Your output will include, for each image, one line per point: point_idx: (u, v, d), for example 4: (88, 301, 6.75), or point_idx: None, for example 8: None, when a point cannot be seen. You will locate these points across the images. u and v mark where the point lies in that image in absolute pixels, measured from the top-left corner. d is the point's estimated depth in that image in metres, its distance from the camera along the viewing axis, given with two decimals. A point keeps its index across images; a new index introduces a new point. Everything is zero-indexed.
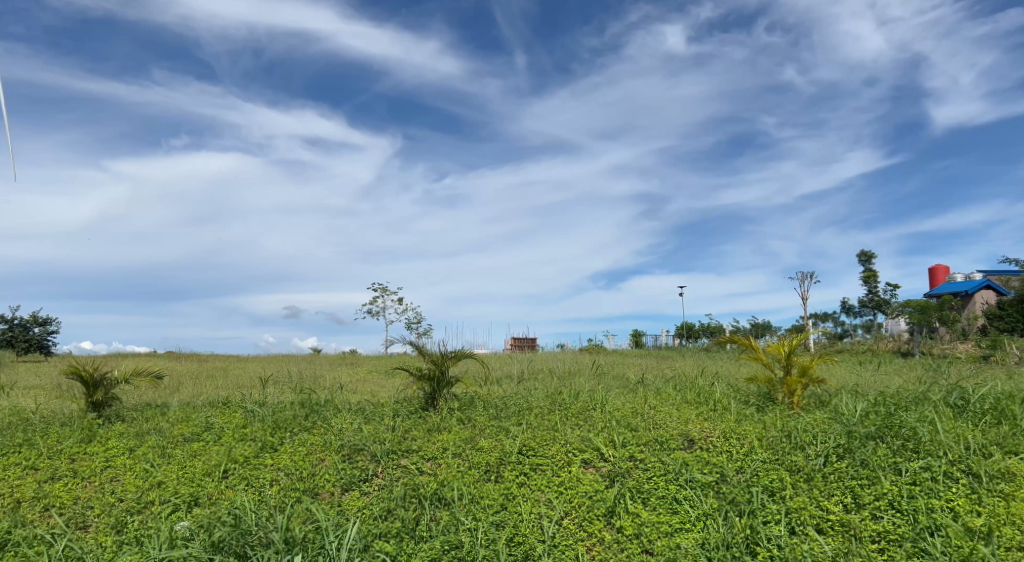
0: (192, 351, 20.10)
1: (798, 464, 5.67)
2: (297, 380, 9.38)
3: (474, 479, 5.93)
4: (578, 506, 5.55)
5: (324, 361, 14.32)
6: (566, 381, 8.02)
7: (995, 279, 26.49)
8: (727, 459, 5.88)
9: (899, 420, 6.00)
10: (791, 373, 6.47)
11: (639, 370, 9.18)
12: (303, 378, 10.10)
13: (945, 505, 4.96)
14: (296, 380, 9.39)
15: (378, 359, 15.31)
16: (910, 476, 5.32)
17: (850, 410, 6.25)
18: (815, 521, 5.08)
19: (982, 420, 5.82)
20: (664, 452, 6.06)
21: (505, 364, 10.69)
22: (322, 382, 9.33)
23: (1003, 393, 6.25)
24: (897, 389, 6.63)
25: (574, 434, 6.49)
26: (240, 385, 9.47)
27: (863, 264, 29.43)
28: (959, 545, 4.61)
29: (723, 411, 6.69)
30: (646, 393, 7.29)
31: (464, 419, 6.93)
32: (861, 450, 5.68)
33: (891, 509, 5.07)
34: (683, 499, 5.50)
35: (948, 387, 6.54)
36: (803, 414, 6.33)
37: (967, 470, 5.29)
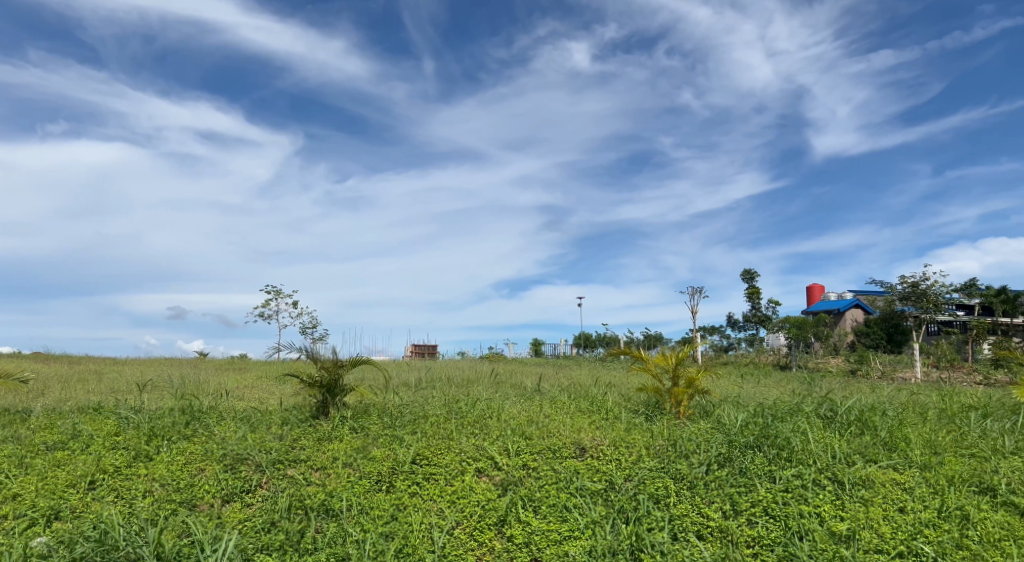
0: (51, 353, 18.50)
1: (681, 472, 5.88)
2: (179, 385, 8.87)
3: (364, 490, 5.79)
4: (470, 515, 5.53)
5: (208, 365, 13.64)
6: (464, 389, 7.97)
7: (868, 298, 28.79)
8: (616, 467, 6.01)
9: (775, 430, 6.31)
10: (678, 384, 6.63)
11: (538, 379, 9.23)
12: (186, 382, 9.57)
13: (813, 511, 5.28)
14: (178, 385, 8.89)
15: (263, 364, 14.69)
16: (783, 483, 5.62)
17: (731, 421, 6.51)
18: (696, 527, 5.28)
19: (848, 431, 6.21)
20: (556, 460, 6.13)
21: (402, 372, 10.46)
22: (206, 388, 8.89)
23: (867, 404, 6.68)
24: (774, 400, 6.96)
25: (468, 443, 6.45)
26: (115, 389, 8.86)
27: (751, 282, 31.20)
28: (824, 548, 4.92)
29: (614, 419, 6.83)
30: (542, 401, 7.34)
31: (356, 428, 6.74)
32: (740, 459, 5.95)
33: (765, 514, 5.34)
34: (573, 507, 5.58)
35: (819, 400, 6.92)
36: (688, 423, 6.51)
37: (833, 477, 5.65)
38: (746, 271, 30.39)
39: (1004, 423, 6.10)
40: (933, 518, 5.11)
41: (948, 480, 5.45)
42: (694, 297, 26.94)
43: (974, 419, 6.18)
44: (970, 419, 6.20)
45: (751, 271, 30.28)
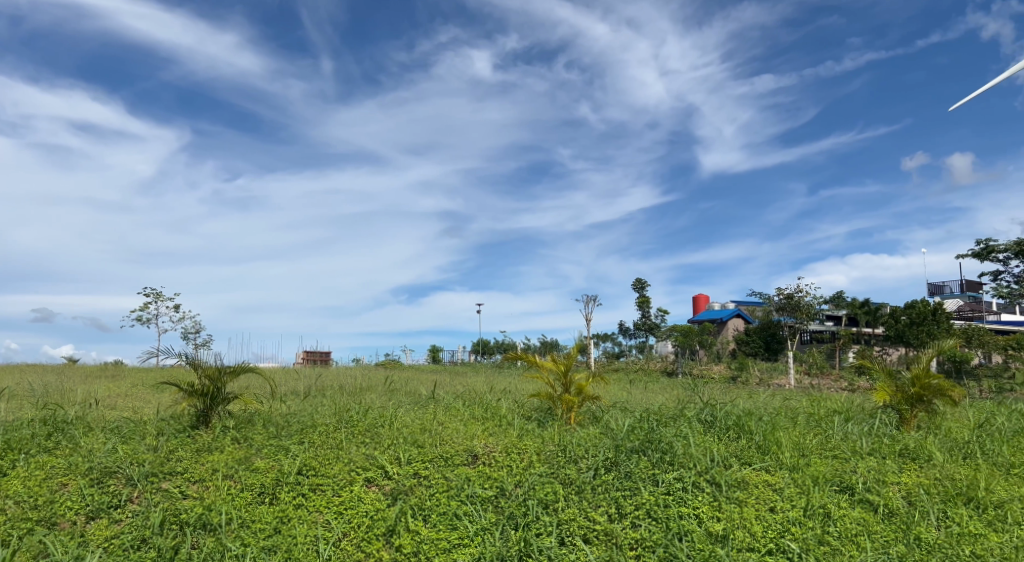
0: None
1: (570, 477, 5.98)
2: (40, 394, 8.24)
3: (246, 502, 5.57)
4: (358, 526, 5.42)
5: (73, 373, 12.72)
6: (356, 397, 7.81)
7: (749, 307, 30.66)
8: (507, 474, 6.05)
9: (659, 435, 6.52)
10: (569, 391, 6.73)
11: (434, 386, 9.18)
12: (48, 390, 8.89)
13: (692, 513, 5.51)
14: (38, 395, 8.24)
15: (136, 371, 13.91)
16: (665, 487, 5.83)
17: (618, 426, 6.68)
18: (583, 531, 5.39)
19: (726, 435, 6.51)
20: (448, 468, 6.10)
21: (293, 380, 10.15)
22: (71, 397, 8.30)
23: (745, 410, 7.03)
24: (659, 406, 7.20)
25: (358, 452, 6.32)
26: None
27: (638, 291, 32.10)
28: (702, 548, 5.13)
29: (507, 426, 6.86)
30: (436, 409, 7.29)
31: (239, 438, 6.48)
32: (626, 463, 6.12)
33: (648, 517, 5.52)
34: (463, 515, 5.57)
35: (701, 405, 7.22)
36: (578, 429, 6.63)
37: (711, 479, 5.90)
38: (638, 281, 31.61)
39: (862, 426, 6.59)
40: (799, 516, 5.43)
41: (814, 480, 5.80)
42: (587, 304, 27.33)
43: (837, 423, 6.64)
44: (833, 423, 6.65)
45: (642, 281, 31.49)
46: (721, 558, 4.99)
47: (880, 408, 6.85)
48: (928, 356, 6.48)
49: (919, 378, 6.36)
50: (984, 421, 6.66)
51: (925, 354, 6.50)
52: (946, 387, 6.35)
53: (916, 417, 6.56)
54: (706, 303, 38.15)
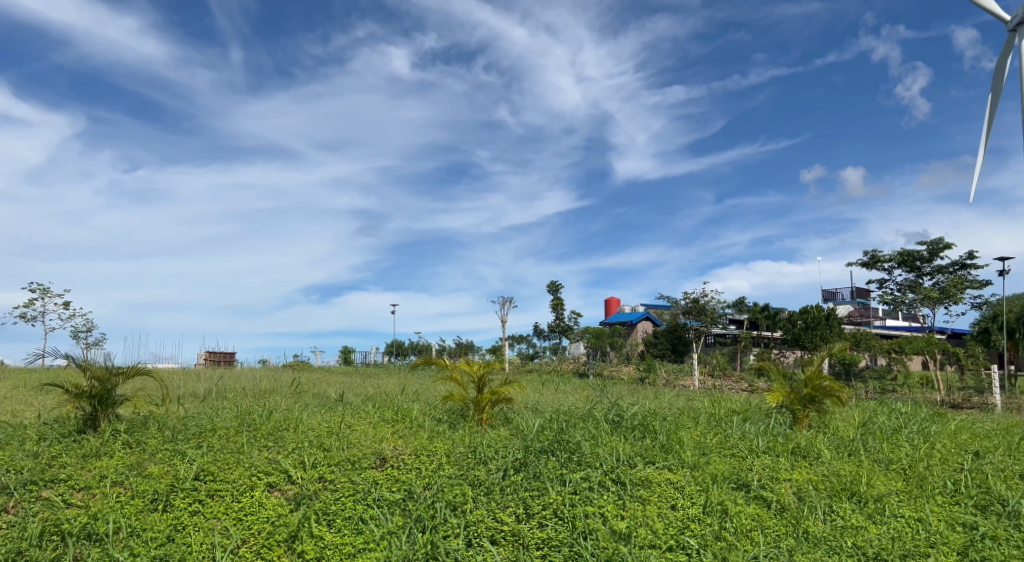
0: None
1: (479, 478, 5.99)
2: None
3: (136, 510, 5.30)
4: (257, 533, 5.24)
5: None
6: (260, 400, 7.59)
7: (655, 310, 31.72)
8: (416, 476, 6.00)
9: (567, 436, 6.62)
10: (482, 392, 6.76)
11: (343, 387, 9.03)
12: None
13: (597, 512, 5.62)
14: None
15: (11, 372, 13.07)
16: (572, 486, 5.92)
17: (528, 427, 6.74)
18: (490, 532, 5.40)
19: (632, 435, 6.67)
20: (355, 472, 5.99)
21: (192, 381, 9.77)
22: None
23: (649, 410, 7.23)
24: (569, 407, 7.31)
25: (260, 456, 6.13)
26: None
27: (552, 293, 32.61)
28: (606, 546, 5.22)
29: (418, 429, 6.81)
30: (344, 411, 7.16)
31: (131, 443, 6.18)
32: (534, 464, 6.18)
33: (555, 517, 5.59)
34: (369, 519, 5.48)
35: (608, 406, 7.38)
36: (488, 429, 6.65)
37: (616, 478, 6.04)
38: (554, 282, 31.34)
39: (758, 426, 6.91)
40: (698, 513, 5.62)
41: (713, 478, 6.02)
42: (504, 306, 27.50)
43: (736, 423, 6.93)
44: (732, 422, 6.94)
45: (556, 285, 32.02)
46: (624, 555, 5.09)
47: (775, 408, 7.21)
48: (821, 358, 6.85)
49: (812, 379, 6.71)
50: (867, 420, 7.11)
51: (817, 357, 6.87)
52: (835, 388, 6.72)
53: (807, 416, 6.93)
54: (618, 306, 39.36)
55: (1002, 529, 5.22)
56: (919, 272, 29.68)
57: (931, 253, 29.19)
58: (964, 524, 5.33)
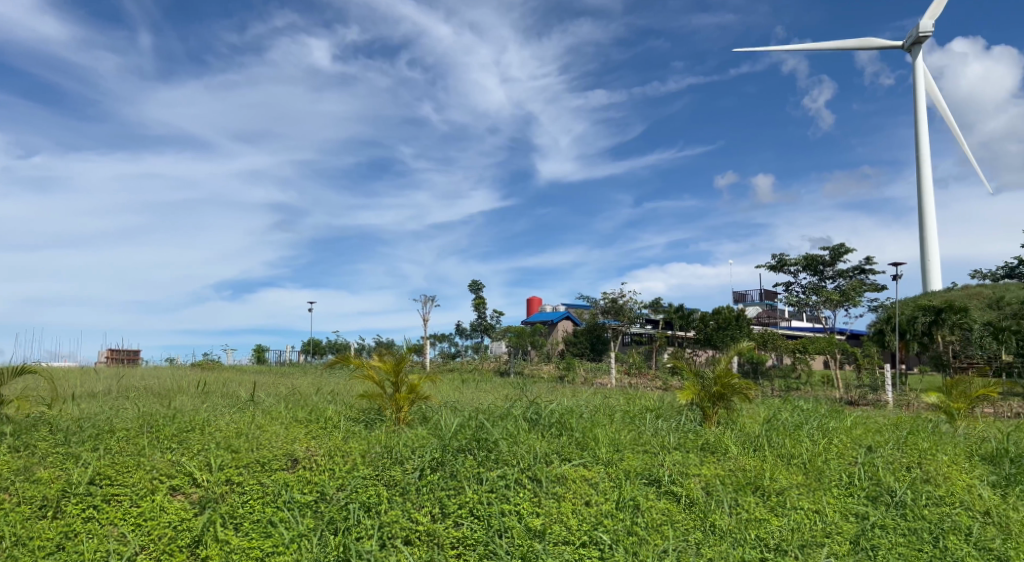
0: None
1: (394, 478, 5.92)
2: None
3: (22, 519, 4.99)
4: (158, 538, 5.02)
5: None
6: (165, 400, 7.28)
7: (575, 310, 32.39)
8: (329, 477, 5.88)
9: (485, 435, 6.63)
10: (400, 390, 6.70)
11: (254, 387, 8.77)
12: None
13: (513, 510, 5.64)
14: None
15: None
16: (488, 485, 5.93)
17: (446, 426, 6.71)
18: (404, 533, 5.34)
19: (550, 432, 6.74)
20: (265, 474, 5.82)
21: (89, 381, 9.26)
22: None
23: (567, 408, 7.33)
24: (488, 405, 7.30)
25: (162, 459, 5.88)
26: None
27: (473, 291, 32.72)
28: (520, 544, 5.24)
29: (332, 429, 6.69)
30: (255, 411, 6.94)
31: (18, 447, 5.82)
32: (451, 463, 6.16)
33: (470, 516, 5.58)
34: (279, 521, 5.33)
35: (526, 404, 7.43)
36: (405, 429, 6.59)
37: (533, 476, 6.09)
38: (474, 281, 31.64)
39: (670, 422, 7.11)
40: (611, 509, 5.73)
41: (626, 474, 6.16)
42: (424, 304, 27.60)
43: (649, 420, 7.11)
44: (646, 419, 7.12)
45: (477, 283, 32.12)
46: (538, 553, 5.12)
47: (687, 405, 7.45)
48: (729, 357, 7.12)
49: (722, 378, 6.94)
50: (772, 417, 7.42)
51: (725, 355, 7.15)
52: (742, 386, 7.01)
53: (716, 413, 7.19)
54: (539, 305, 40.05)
55: (890, 518, 5.54)
56: (822, 276, 31.34)
57: (833, 258, 30.84)
58: (857, 514, 5.63)
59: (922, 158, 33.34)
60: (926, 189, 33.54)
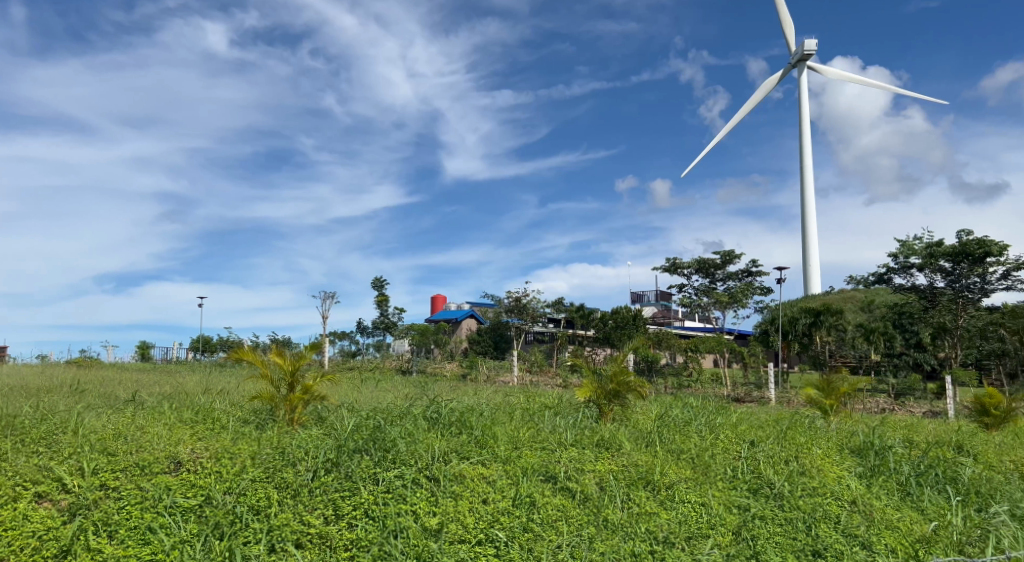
0: None
1: (285, 480, 5.76)
2: None
3: None
4: (18, 550, 4.65)
5: None
6: (33, 401, 6.80)
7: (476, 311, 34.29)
8: (215, 481, 5.64)
9: (383, 434, 6.55)
10: (294, 391, 6.63)
11: (136, 387, 8.34)
12: None
13: (410, 509, 5.59)
14: None
15: None
16: (384, 485, 5.85)
17: (342, 426, 6.59)
18: (295, 536, 5.17)
19: (450, 431, 6.74)
20: (143, 478, 5.52)
21: None
22: None
23: (468, 406, 7.36)
24: (386, 405, 7.21)
25: (27, 464, 5.48)
26: None
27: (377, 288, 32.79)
28: (416, 544, 5.17)
29: (220, 430, 6.44)
30: (136, 412, 6.59)
31: None
32: (347, 464, 6.05)
33: (365, 517, 5.48)
34: (158, 527, 5.04)
35: (426, 403, 7.38)
36: (298, 429, 6.43)
37: (430, 476, 6.06)
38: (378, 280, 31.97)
39: (568, 419, 7.29)
40: (508, 506, 5.76)
41: (523, 471, 6.23)
42: (326, 301, 28.18)
43: (547, 418, 7.24)
44: (544, 417, 7.26)
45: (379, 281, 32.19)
46: (433, 552, 5.06)
47: (583, 403, 7.63)
48: (626, 355, 7.39)
49: (617, 376, 7.30)
50: (663, 414, 7.72)
51: (622, 354, 7.39)
52: (636, 383, 7.38)
53: (612, 409, 7.43)
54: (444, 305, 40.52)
55: (769, 508, 5.85)
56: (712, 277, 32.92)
57: (722, 260, 32.53)
58: (739, 506, 5.92)
59: (805, 168, 35.80)
60: (810, 196, 35.99)
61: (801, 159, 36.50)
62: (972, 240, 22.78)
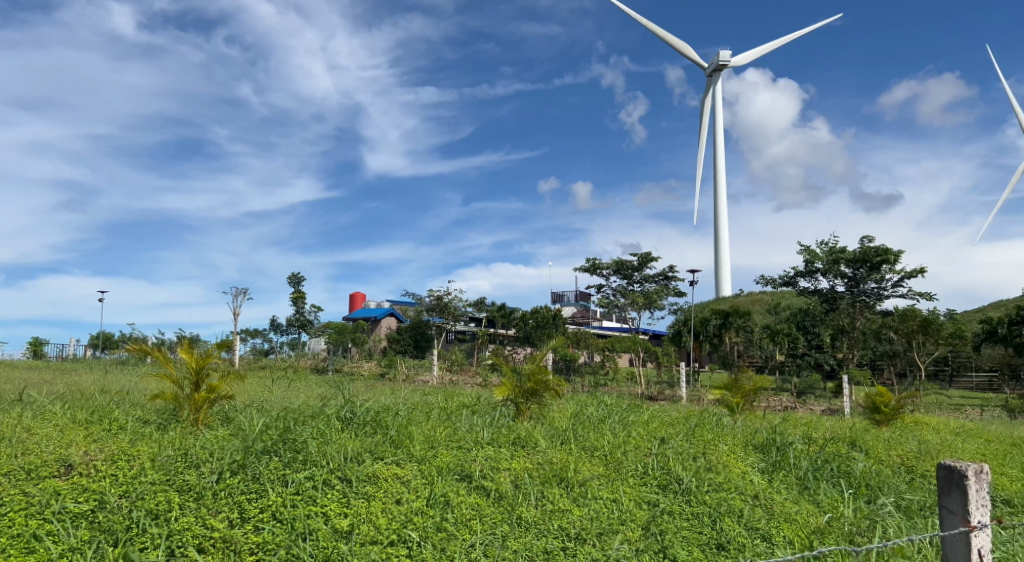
0: None
1: (187, 483, 5.55)
2: None
3: None
4: None
5: None
6: None
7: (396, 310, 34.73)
8: (110, 484, 5.38)
9: (293, 435, 6.42)
10: (199, 390, 6.44)
11: (24, 386, 7.84)
12: None
13: (320, 511, 5.46)
14: None
15: None
16: (294, 487, 5.72)
17: (250, 426, 6.42)
18: (197, 540, 4.94)
19: (363, 431, 6.66)
20: (29, 483, 5.21)
21: None
22: None
23: (383, 406, 7.28)
24: (298, 405, 7.06)
25: None
26: None
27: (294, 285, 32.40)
28: (325, 546, 5.05)
29: (118, 431, 6.16)
30: (23, 413, 6.21)
31: None
32: (254, 465, 5.89)
33: (273, 519, 5.31)
34: (44, 535, 4.74)
35: (341, 403, 7.25)
36: (203, 430, 6.23)
37: (342, 476, 5.96)
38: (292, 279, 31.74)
39: (485, 418, 7.34)
40: (421, 506, 5.71)
41: (438, 470, 6.21)
42: (238, 297, 27.69)
43: (464, 416, 7.26)
44: (461, 416, 7.26)
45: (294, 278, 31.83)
46: (343, 554, 4.96)
47: (501, 402, 7.66)
48: (544, 354, 7.52)
49: (534, 375, 7.37)
50: (579, 412, 7.84)
51: (541, 352, 7.49)
52: (555, 382, 7.52)
53: (529, 408, 7.56)
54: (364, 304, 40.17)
55: (676, 504, 6.04)
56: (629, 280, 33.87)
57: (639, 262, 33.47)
58: (649, 502, 6.07)
59: (720, 174, 37.22)
60: (723, 202, 37.47)
61: (715, 168, 37.95)
62: (879, 247, 23.45)
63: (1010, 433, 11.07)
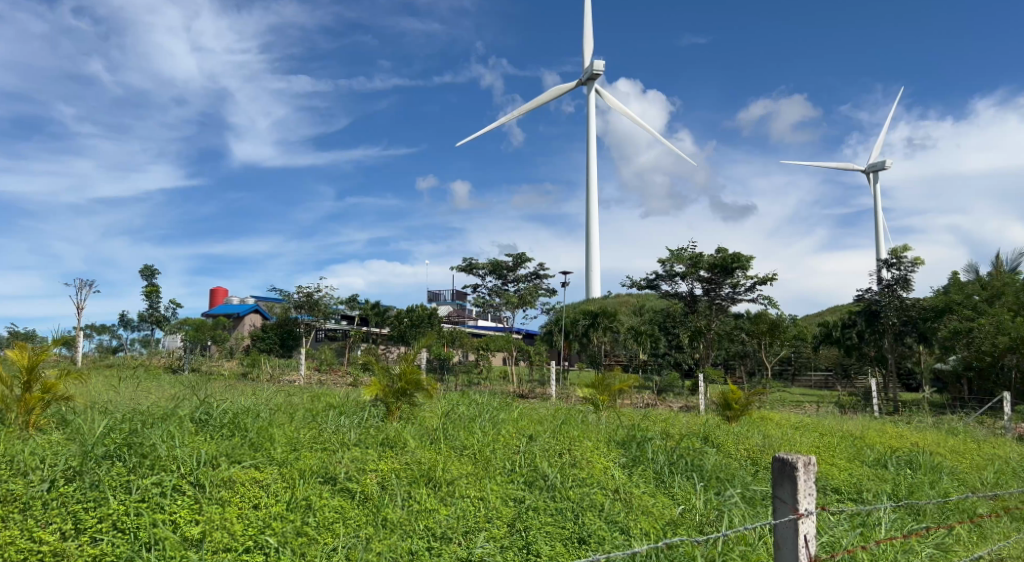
0: None
1: (12, 493, 5.05)
2: None
3: None
4: None
5: None
6: None
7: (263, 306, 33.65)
8: None
9: (141, 438, 6.03)
10: (31, 389, 5.97)
11: None
12: None
13: (168, 519, 5.12)
14: None
15: None
16: (139, 494, 5.34)
17: (90, 430, 5.96)
18: (20, 555, 4.48)
19: (219, 434, 6.35)
20: None
21: None
22: None
23: (243, 407, 6.97)
24: (147, 406, 6.65)
25: None
26: None
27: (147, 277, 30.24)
28: (171, 555, 4.75)
29: None
30: None
31: None
32: (93, 472, 5.47)
33: (113, 530, 4.93)
34: None
35: (195, 404, 6.89)
36: (33, 435, 5.74)
37: (194, 481, 5.65)
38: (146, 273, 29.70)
39: (353, 418, 7.22)
40: (281, 511, 5.49)
41: (300, 473, 6.02)
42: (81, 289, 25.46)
43: (330, 417, 7.12)
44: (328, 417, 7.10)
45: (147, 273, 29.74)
46: None
47: (371, 401, 7.53)
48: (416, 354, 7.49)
49: (406, 375, 7.29)
50: (450, 410, 7.85)
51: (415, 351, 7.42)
52: (428, 381, 7.39)
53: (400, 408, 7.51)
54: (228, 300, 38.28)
55: (542, 500, 6.17)
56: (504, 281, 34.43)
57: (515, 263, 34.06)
58: (515, 499, 6.18)
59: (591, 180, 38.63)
60: (594, 207, 38.94)
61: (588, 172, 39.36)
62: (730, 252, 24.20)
63: (838, 425, 12.35)
